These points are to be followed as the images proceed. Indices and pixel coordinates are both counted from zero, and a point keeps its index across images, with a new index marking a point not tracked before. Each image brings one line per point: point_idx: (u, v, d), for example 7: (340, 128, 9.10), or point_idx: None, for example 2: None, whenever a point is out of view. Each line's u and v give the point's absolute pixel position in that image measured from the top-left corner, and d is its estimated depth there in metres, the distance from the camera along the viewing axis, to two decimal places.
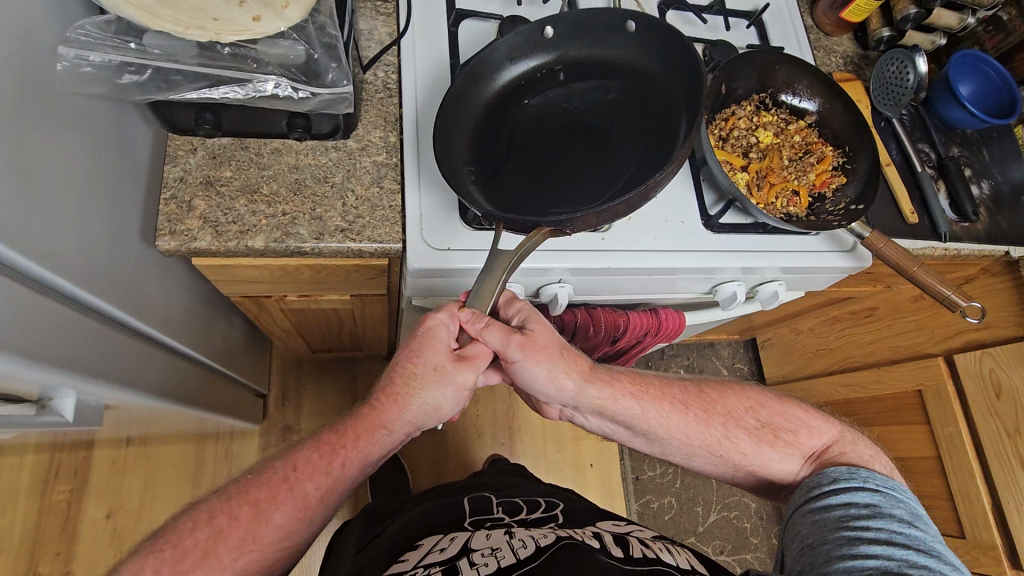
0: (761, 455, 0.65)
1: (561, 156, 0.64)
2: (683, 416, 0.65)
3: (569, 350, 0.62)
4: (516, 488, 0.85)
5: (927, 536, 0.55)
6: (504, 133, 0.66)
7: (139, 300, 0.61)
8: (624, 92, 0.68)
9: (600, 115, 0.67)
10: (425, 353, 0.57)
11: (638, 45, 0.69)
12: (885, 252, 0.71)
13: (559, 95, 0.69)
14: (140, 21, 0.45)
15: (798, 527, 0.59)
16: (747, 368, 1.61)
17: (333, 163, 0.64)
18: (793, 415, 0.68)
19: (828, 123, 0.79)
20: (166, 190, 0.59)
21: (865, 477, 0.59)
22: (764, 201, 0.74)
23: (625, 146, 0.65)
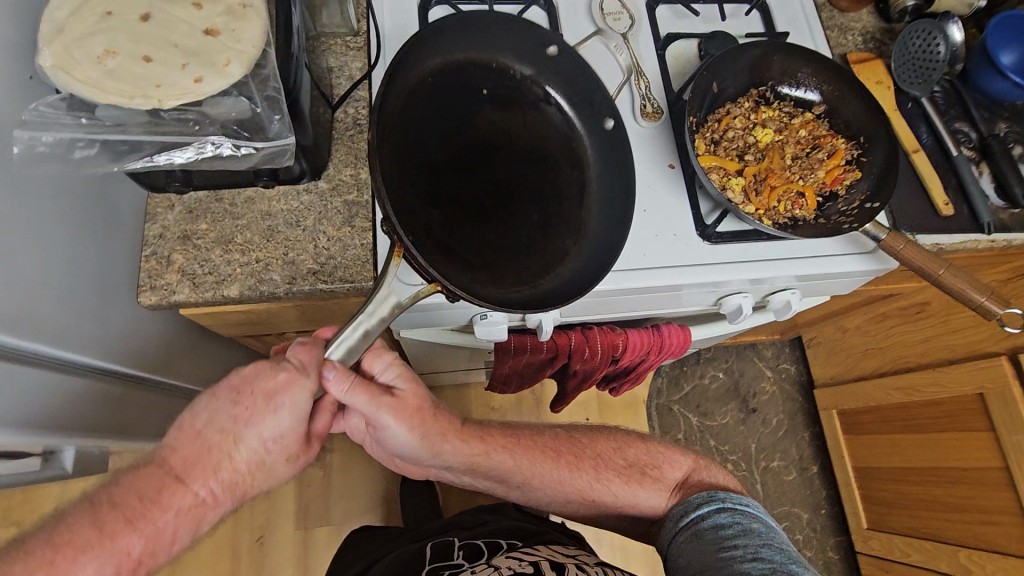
0: (629, 490, 0.71)
1: (459, 171, 0.60)
2: (553, 466, 0.70)
3: (440, 411, 0.62)
4: (485, 527, 0.82)
5: (779, 540, 0.63)
6: (437, 118, 0.61)
7: (134, 351, 0.64)
8: (559, 169, 0.65)
9: (522, 163, 0.63)
10: (275, 429, 0.48)
11: (598, 142, 0.67)
12: (905, 255, 0.64)
13: (506, 117, 0.65)
14: (89, 96, 0.47)
15: (678, 555, 0.66)
16: (794, 368, 1.51)
17: (305, 207, 0.64)
18: (653, 452, 0.76)
19: (840, 113, 0.71)
20: (148, 247, 0.61)
21: (721, 498, 0.68)
22: (764, 206, 0.68)
23: (512, 233, 0.60)
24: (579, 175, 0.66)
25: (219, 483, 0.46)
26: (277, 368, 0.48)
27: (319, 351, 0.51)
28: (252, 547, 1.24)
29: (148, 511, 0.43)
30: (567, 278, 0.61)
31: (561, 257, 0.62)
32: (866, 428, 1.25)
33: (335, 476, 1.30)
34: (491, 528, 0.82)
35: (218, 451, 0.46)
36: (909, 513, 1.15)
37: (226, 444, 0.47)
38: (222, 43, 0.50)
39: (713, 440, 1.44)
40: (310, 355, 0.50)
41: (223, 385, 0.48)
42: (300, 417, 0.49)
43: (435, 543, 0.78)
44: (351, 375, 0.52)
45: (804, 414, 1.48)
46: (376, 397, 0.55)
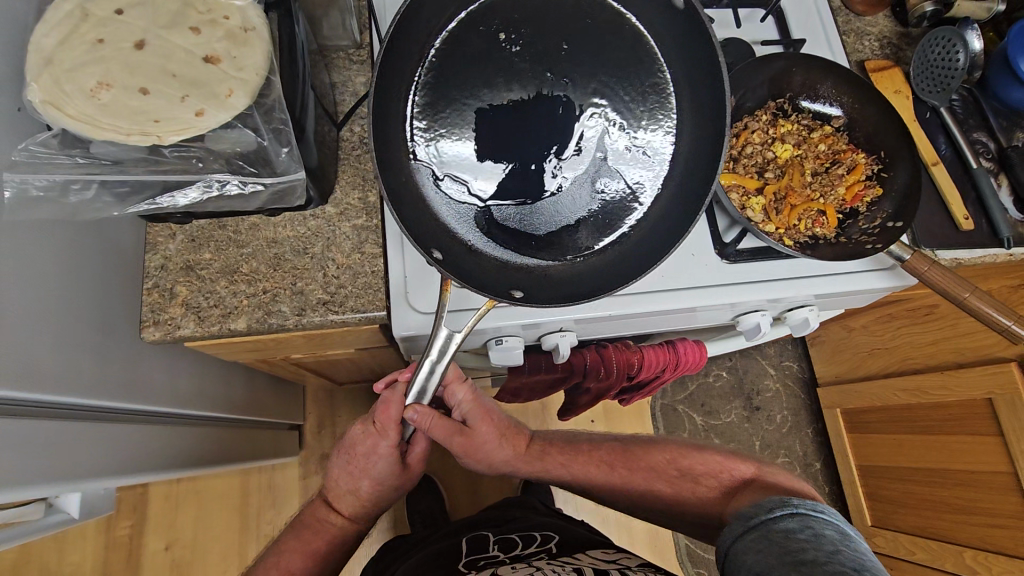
0: (678, 495, 0.70)
1: (529, 128, 0.57)
2: (606, 476, 0.72)
3: (507, 434, 0.70)
4: (516, 523, 0.82)
5: (870, 556, 0.50)
6: (465, 83, 0.57)
7: (138, 384, 0.62)
8: (635, 83, 0.59)
9: (591, 84, 0.58)
10: (378, 478, 0.63)
11: (675, 31, 0.58)
12: (931, 276, 0.62)
13: (556, 31, 0.58)
14: (83, 133, 0.44)
15: (741, 559, 0.54)
16: (797, 365, 1.50)
17: (313, 233, 0.62)
18: (712, 459, 0.72)
19: (860, 127, 0.69)
20: (149, 279, 0.58)
21: (796, 503, 0.56)
22: (785, 225, 0.66)
23: (597, 175, 0.59)
24: (657, 82, 0.60)
25: (355, 515, 0.66)
26: (368, 434, 0.61)
27: (399, 406, 0.58)
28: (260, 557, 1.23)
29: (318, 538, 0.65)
30: (663, 215, 0.59)
31: (649, 190, 0.59)
32: (870, 428, 1.26)
33: None
34: (522, 524, 0.81)
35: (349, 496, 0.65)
36: (915, 512, 1.16)
37: (352, 491, 0.64)
38: (223, 72, 0.47)
39: (717, 438, 1.44)
40: (393, 413, 0.58)
41: (340, 447, 0.64)
42: (391, 466, 0.62)
43: (470, 538, 0.78)
44: (431, 415, 0.58)
45: (807, 411, 1.48)
46: (450, 435, 0.63)
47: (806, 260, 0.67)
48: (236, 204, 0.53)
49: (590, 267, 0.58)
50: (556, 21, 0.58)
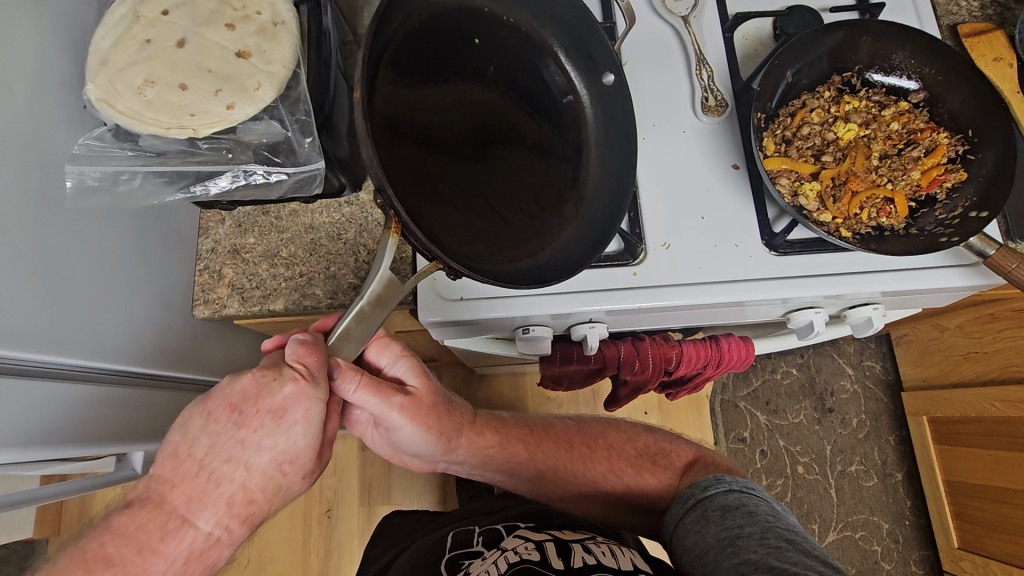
0: (633, 474, 0.70)
1: (448, 138, 0.53)
2: (564, 453, 0.72)
3: (453, 408, 0.65)
4: (505, 512, 0.78)
5: (793, 524, 0.56)
6: (419, 71, 0.52)
7: (194, 356, 0.68)
8: (551, 130, 0.59)
9: (518, 117, 0.58)
10: (287, 448, 0.45)
11: (598, 99, 0.62)
12: (1018, 276, 0.54)
13: (502, 67, 0.58)
14: (130, 127, 0.48)
15: (683, 540, 0.59)
16: (880, 366, 1.37)
17: (346, 219, 0.64)
18: (657, 443, 0.74)
19: (944, 102, 0.61)
20: (201, 261, 0.63)
21: (730, 481, 0.61)
22: (843, 215, 0.60)
23: (506, 202, 0.55)
24: (576, 137, 0.61)
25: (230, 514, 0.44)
26: (288, 380, 0.45)
27: (322, 350, 0.48)
28: (321, 519, 1.33)
29: (147, 562, 0.40)
30: (561, 255, 0.56)
31: (558, 222, 0.57)
32: (963, 440, 1.13)
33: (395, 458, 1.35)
34: (511, 512, 0.77)
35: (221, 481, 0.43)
36: (1011, 539, 1.02)
37: (236, 473, 0.44)
38: (253, 66, 0.50)
39: (783, 439, 1.35)
40: (316, 356, 0.47)
41: (221, 402, 0.44)
42: (311, 430, 0.46)
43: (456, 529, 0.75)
44: (359, 374, 0.52)
45: (889, 416, 1.35)
46: (386, 398, 0.55)
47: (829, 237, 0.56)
48: (260, 193, 0.53)
49: (513, 269, 0.53)
50: (506, 53, 0.59)
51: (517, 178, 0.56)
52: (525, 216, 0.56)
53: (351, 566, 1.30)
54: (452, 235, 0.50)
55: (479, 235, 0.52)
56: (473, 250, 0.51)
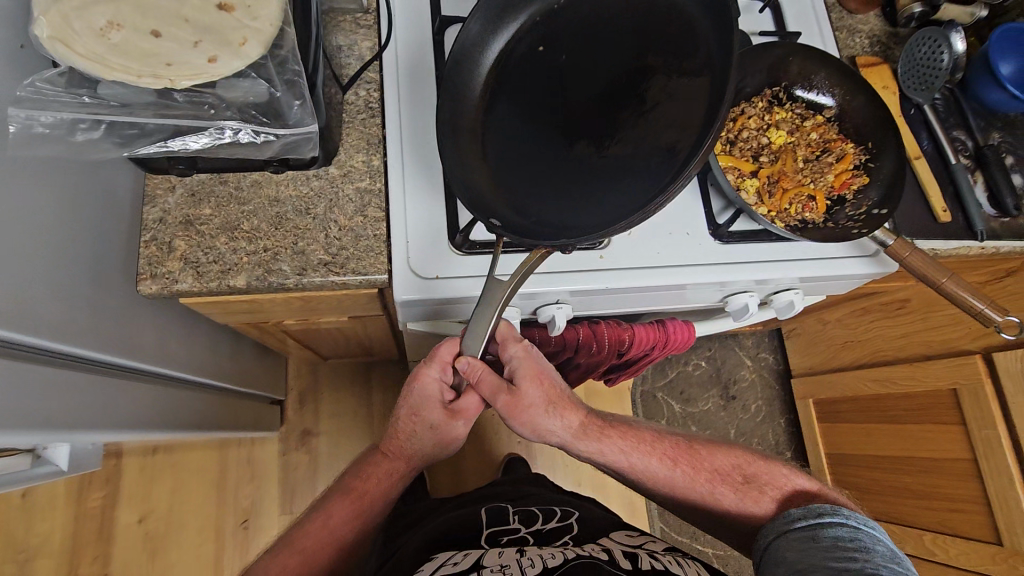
0: (731, 498, 0.69)
1: (567, 134, 0.60)
2: (664, 468, 0.70)
3: (566, 409, 0.67)
4: (532, 498, 0.88)
5: (912, 570, 0.55)
6: (516, 108, 0.61)
7: (127, 340, 0.61)
8: (654, 36, 0.59)
9: (616, 49, 0.60)
10: (416, 407, 0.65)
11: None
12: (911, 262, 0.66)
13: (580, 38, 0.61)
14: (92, 73, 0.43)
15: (783, 554, 0.60)
16: (773, 358, 1.55)
17: (315, 194, 0.61)
18: (774, 471, 0.71)
19: (849, 118, 0.72)
20: (147, 232, 0.57)
21: (849, 514, 0.60)
22: (777, 209, 0.69)
23: (632, 128, 0.58)
24: (684, 21, 0.58)
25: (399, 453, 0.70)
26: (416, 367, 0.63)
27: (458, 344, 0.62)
28: (236, 532, 1.23)
29: (370, 479, 0.70)
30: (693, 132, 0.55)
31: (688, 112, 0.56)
32: (841, 418, 1.31)
33: (321, 460, 1.29)
34: (538, 498, 0.88)
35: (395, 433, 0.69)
36: (880, 498, 1.21)
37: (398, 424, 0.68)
38: (237, 20, 0.46)
39: (694, 426, 1.48)
40: (447, 347, 0.61)
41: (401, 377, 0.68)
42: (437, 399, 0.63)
43: (488, 508, 0.83)
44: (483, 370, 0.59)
45: (780, 402, 1.53)
46: (494, 392, 0.61)
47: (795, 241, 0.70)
48: (249, 151, 0.51)
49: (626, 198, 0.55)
50: (589, 23, 0.61)
51: (631, 142, 0.58)
52: (635, 171, 0.56)
53: None
54: (569, 212, 0.57)
55: (605, 188, 0.57)
56: (590, 214, 0.56)
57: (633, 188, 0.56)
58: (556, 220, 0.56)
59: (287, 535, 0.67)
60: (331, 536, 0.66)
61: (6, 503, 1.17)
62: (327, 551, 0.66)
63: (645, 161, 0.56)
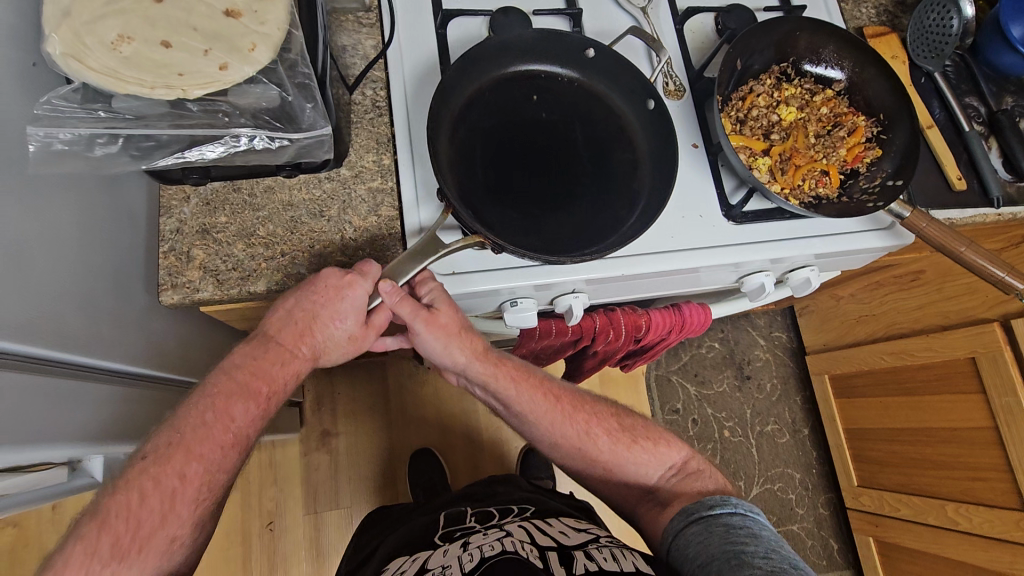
0: (629, 459, 0.69)
1: (522, 163, 0.63)
2: (551, 409, 0.68)
3: (473, 339, 0.64)
4: (497, 498, 0.88)
5: (792, 550, 0.58)
6: (490, 129, 0.63)
7: (149, 350, 0.62)
8: (610, 150, 0.66)
9: (578, 137, 0.65)
10: (334, 316, 0.57)
11: (638, 119, 0.67)
12: (929, 232, 0.65)
13: (563, 111, 0.66)
14: (105, 87, 0.43)
15: (684, 551, 0.60)
16: (786, 336, 1.55)
17: (328, 196, 0.61)
18: (653, 435, 0.72)
19: (861, 90, 0.71)
20: (164, 243, 0.58)
21: (735, 502, 0.62)
22: (790, 185, 0.68)
23: (567, 194, 0.63)
24: (630, 157, 0.66)
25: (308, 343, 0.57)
26: (346, 273, 0.56)
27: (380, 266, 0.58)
28: (263, 534, 1.24)
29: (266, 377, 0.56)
30: (613, 228, 0.62)
31: (615, 213, 0.63)
32: (857, 391, 1.31)
33: (341, 459, 1.30)
34: (506, 498, 0.88)
35: (303, 326, 0.57)
36: (901, 470, 1.20)
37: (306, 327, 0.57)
38: (244, 26, 0.46)
39: (710, 407, 1.48)
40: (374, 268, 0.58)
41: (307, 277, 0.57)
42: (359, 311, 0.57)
43: (447, 512, 0.84)
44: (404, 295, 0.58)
45: (795, 379, 1.53)
46: (413, 311, 0.58)
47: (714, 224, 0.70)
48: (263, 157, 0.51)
49: (560, 238, 0.61)
50: (570, 110, 0.66)
51: (567, 194, 0.63)
52: (541, 250, 0.59)
53: None
54: (509, 230, 0.60)
55: (542, 227, 0.61)
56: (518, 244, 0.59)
57: (563, 242, 0.61)
58: (504, 233, 0.59)
59: (165, 439, 0.52)
60: (232, 435, 0.54)
61: (37, 517, 1.18)
62: (230, 453, 0.54)
63: (566, 226, 0.61)
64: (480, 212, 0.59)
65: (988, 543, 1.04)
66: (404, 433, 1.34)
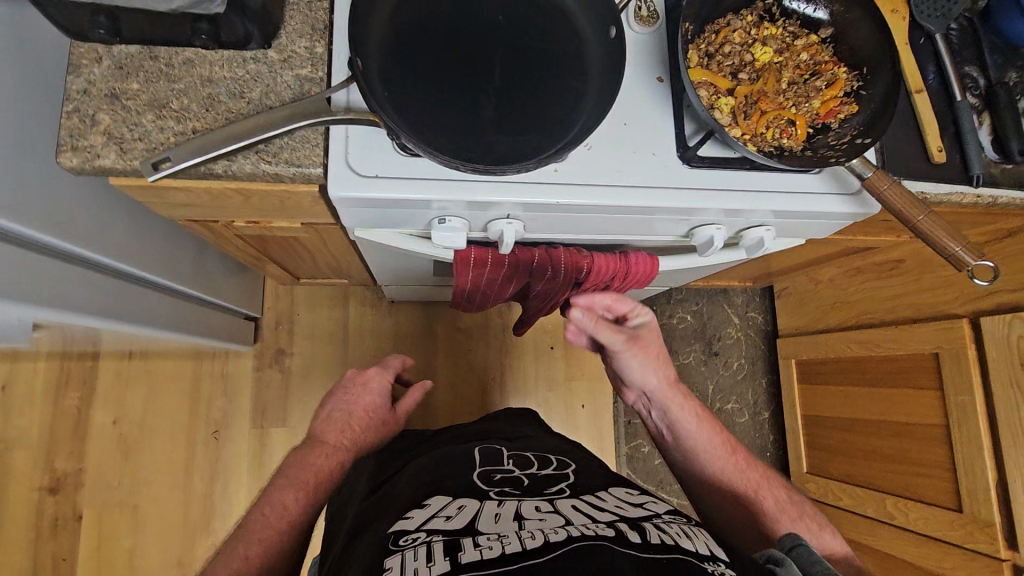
0: (763, 499, 0.73)
1: (463, 57, 0.59)
2: (700, 425, 0.79)
3: (667, 362, 0.79)
4: (524, 440, 0.85)
5: None
6: (438, 17, 0.59)
7: (55, 218, 0.59)
8: (557, 73, 0.60)
9: (530, 48, 0.60)
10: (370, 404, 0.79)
11: (599, 49, 0.61)
12: (888, 195, 0.60)
13: (521, 17, 0.61)
14: None
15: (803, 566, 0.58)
16: (761, 318, 1.51)
17: (251, 77, 0.58)
18: (784, 491, 0.75)
19: (848, 37, 0.65)
20: (69, 102, 0.55)
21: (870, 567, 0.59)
22: (751, 131, 0.63)
23: (500, 99, 0.58)
24: (577, 86, 0.60)
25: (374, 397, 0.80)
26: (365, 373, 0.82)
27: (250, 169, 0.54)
28: (208, 441, 1.25)
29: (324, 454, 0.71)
30: (531, 144, 0.58)
31: (544, 133, 0.58)
32: (821, 378, 1.28)
33: (293, 379, 1.30)
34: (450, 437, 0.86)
35: (342, 420, 0.76)
36: (850, 461, 1.18)
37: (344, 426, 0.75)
38: None
39: None
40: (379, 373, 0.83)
41: (339, 407, 0.77)
42: (383, 397, 0.81)
43: (482, 446, 0.80)
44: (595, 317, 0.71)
45: (764, 361, 1.50)
46: (614, 331, 0.73)
47: (697, 176, 0.66)
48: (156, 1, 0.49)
49: (477, 145, 0.57)
50: (529, 19, 0.61)
51: (501, 101, 0.58)
52: (469, 158, 0.56)
53: (239, 488, 1.24)
54: (425, 122, 0.56)
55: (463, 129, 0.57)
56: (424, 140, 0.55)
57: (476, 151, 0.56)
58: (420, 124, 0.56)
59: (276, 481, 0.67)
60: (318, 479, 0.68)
61: None
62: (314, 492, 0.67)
63: (489, 133, 0.57)
64: (399, 101, 0.56)
65: (922, 540, 1.02)
66: (359, 364, 1.33)
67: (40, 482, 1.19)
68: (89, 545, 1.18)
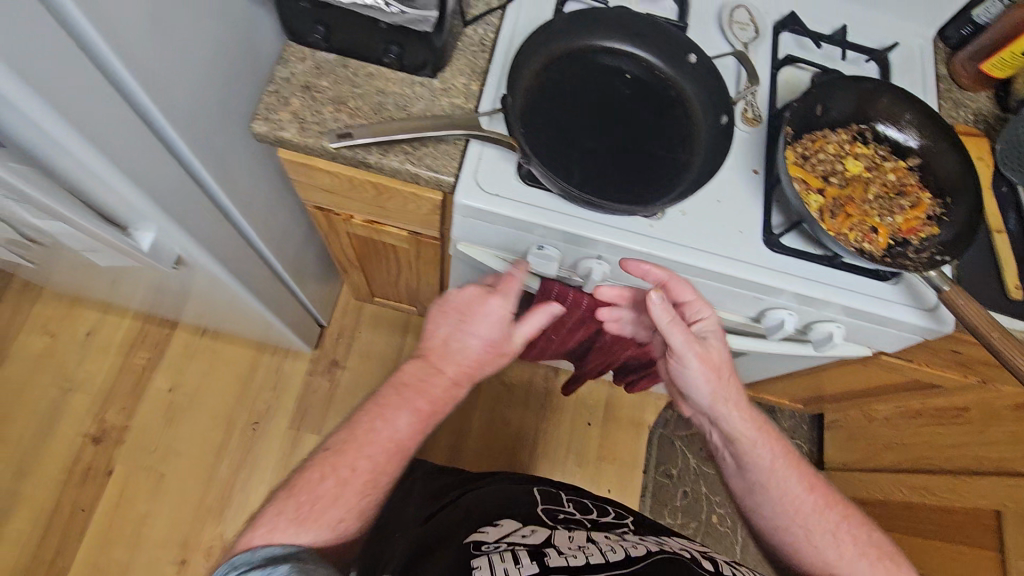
0: (819, 547, 0.68)
1: (591, 116, 0.69)
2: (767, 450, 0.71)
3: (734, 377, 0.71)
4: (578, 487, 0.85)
5: None
6: (576, 80, 0.70)
7: (225, 172, 0.71)
8: (668, 143, 0.69)
9: (648, 120, 0.70)
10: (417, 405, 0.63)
11: (707, 132, 0.70)
12: (964, 310, 0.64)
13: (646, 95, 0.71)
14: None
15: None
16: (807, 447, 1.46)
17: (415, 96, 0.70)
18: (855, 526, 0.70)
19: (933, 169, 0.72)
20: (272, 85, 0.67)
21: None
22: (836, 229, 0.69)
23: (615, 155, 0.67)
24: (683, 158, 0.69)
25: (413, 416, 0.62)
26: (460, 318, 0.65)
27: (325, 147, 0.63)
28: (245, 430, 1.29)
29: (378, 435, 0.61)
30: (637, 196, 0.66)
31: (650, 189, 0.66)
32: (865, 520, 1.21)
33: (339, 391, 1.35)
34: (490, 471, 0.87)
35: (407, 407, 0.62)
36: None
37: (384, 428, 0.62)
38: None
39: (704, 487, 1.40)
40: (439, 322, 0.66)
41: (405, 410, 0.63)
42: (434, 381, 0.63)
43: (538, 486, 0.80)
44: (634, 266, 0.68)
45: None
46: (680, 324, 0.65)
47: (777, 257, 0.71)
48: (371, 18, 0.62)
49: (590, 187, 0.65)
50: (652, 98, 0.71)
51: (616, 157, 0.67)
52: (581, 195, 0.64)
53: (259, 483, 1.25)
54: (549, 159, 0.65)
55: (580, 172, 0.66)
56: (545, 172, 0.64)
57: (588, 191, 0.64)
58: (544, 160, 0.65)
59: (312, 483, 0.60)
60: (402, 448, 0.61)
61: (71, 338, 1.30)
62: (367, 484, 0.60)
63: (601, 179, 0.66)
64: (531, 138, 0.66)
65: None
66: None
67: (87, 428, 1.25)
68: (108, 501, 1.21)
